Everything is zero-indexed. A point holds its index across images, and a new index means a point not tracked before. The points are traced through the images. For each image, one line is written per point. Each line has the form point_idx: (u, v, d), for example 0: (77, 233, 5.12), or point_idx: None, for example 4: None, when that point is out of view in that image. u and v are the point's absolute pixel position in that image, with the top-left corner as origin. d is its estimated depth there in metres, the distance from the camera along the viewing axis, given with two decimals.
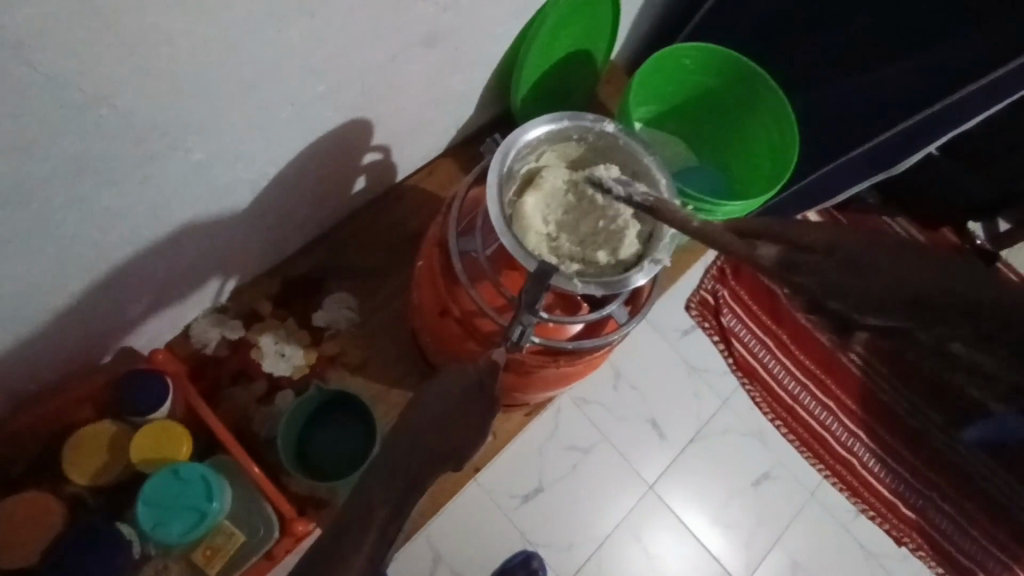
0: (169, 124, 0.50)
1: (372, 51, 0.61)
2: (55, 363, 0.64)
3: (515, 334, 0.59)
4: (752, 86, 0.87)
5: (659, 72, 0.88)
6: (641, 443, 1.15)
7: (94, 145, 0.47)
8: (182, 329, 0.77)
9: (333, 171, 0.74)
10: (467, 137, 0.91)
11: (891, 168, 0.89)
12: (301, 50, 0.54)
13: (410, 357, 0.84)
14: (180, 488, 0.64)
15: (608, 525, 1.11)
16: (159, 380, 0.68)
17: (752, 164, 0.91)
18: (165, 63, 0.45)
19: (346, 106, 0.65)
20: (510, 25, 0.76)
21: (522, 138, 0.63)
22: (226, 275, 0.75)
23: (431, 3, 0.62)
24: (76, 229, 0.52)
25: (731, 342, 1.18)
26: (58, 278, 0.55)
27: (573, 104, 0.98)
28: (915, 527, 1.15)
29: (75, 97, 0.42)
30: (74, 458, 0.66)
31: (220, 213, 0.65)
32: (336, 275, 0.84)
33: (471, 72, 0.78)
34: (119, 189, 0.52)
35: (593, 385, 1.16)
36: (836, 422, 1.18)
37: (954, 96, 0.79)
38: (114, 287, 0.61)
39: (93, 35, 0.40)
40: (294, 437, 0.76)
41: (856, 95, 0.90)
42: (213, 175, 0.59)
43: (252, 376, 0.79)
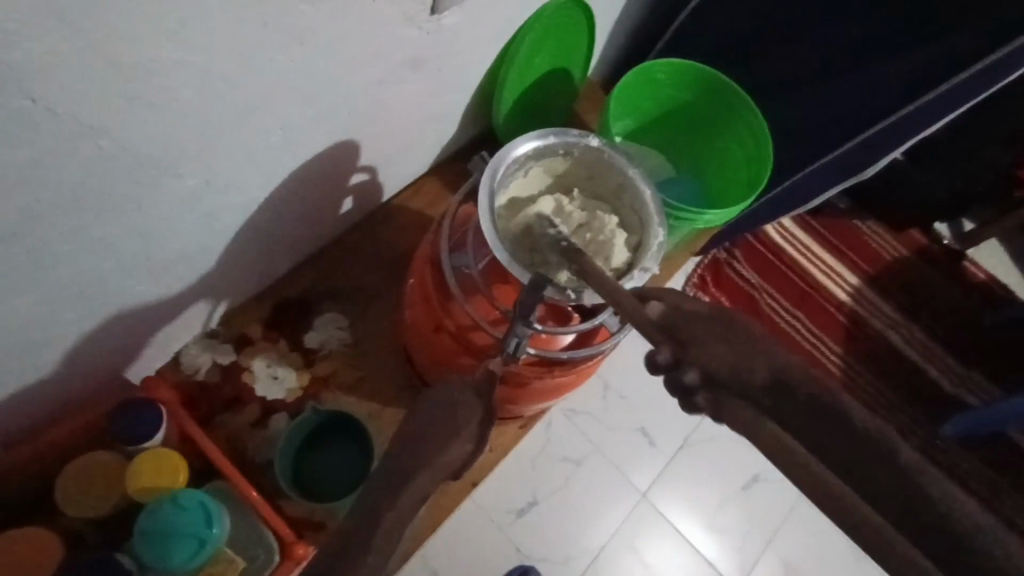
0: (163, 152, 0.51)
1: (360, 75, 0.63)
2: (45, 396, 0.64)
3: (511, 346, 0.60)
4: (725, 97, 0.90)
5: (636, 87, 0.91)
6: (632, 452, 1.16)
7: (90, 175, 0.47)
8: (173, 357, 0.76)
9: (322, 193, 0.75)
10: (451, 155, 0.93)
11: (859, 174, 0.93)
12: (291, 76, 0.55)
13: (403, 374, 0.84)
14: (178, 517, 0.63)
15: (603, 536, 1.12)
16: (153, 408, 0.67)
17: (729, 173, 0.94)
18: (160, 92, 0.46)
19: (334, 129, 0.67)
20: (491, 46, 0.78)
21: (510, 155, 0.64)
22: (216, 300, 0.76)
23: (416, 28, 0.64)
24: (69, 260, 0.52)
25: None
26: (54, 309, 0.55)
27: (553, 121, 1.01)
28: None
29: (73, 128, 0.43)
30: (70, 491, 0.65)
31: (211, 238, 0.65)
32: (326, 296, 0.85)
33: (455, 93, 0.80)
34: (113, 218, 0.52)
35: (582, 396, 1.17)
36: None
37: (913, 104, 0.83)
38: (105, 317, 0.61)
39: (92, 67, 0.41)
40: (290, 460, 0.75)
41: (824, 105, 0.94)
42: (206, 201, 0.60)
43: (244, 400, 0.79)
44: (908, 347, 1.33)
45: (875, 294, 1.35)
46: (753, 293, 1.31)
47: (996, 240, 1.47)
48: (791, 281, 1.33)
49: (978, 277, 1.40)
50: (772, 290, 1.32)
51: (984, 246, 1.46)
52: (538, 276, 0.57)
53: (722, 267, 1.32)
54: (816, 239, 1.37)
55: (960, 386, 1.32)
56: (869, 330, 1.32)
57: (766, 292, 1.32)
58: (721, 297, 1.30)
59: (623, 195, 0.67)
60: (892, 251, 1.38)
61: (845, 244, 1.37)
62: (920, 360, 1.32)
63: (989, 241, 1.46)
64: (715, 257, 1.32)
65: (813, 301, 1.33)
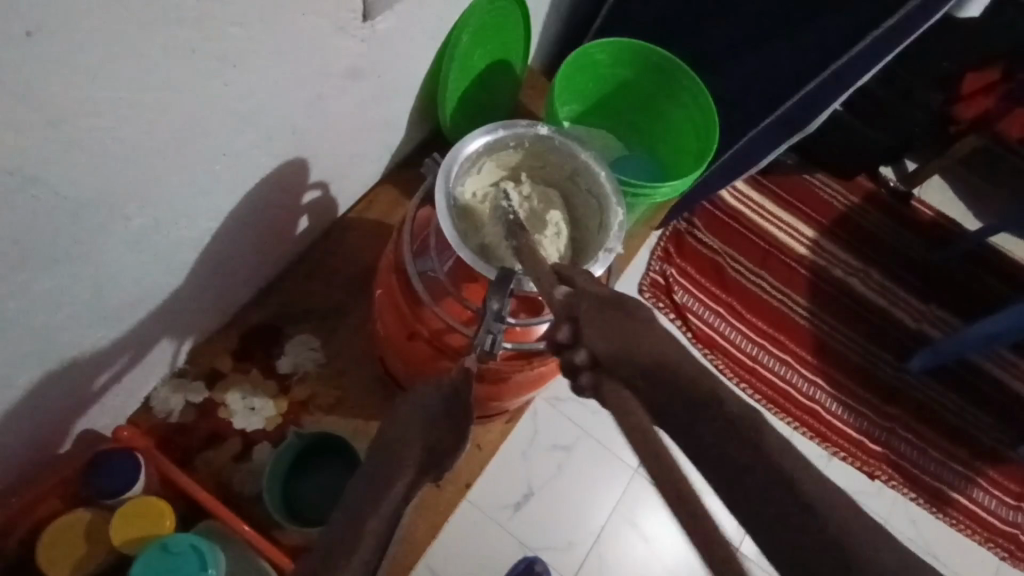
0: (103, 194, 0.49)
1: (298, 92, 0.61)
2: (14, 460, 0.61)
3: (486, 343, 0.59)
4: (665, 71, 0.90)
5: (577, 71, 0.91)
6: (619, 429, 1.18)
7: (28, 228, 0.45)
8: (143, 402, 0.74)
9: (276, 216, 0.74)
10: (402, 160, 0.92)
11: (803, 129, 0.94)
12: (228, 101, 0.54)
13: (383, 385, 0.84)
14: (169, 563, 0.61)
15: (602, 515, 1.13)
16: (129, 457, 0.66)
17: (677, 146, 0.95)
18: (92, 133, 0.44)
19: (279, 149, 0.65)
20: (429, 47, 0.78)
21: (462, 153, 0.63)
22: (181, 338, 0.74)
23: (350, 37, 0.63)
24: (18, 318, 0.50)
25: (687, 318, 1.27)
26: (8, 372, 0.53)
27: (500, 114, 1.01)
28: (883, 459, 1.25)
29: (6, 182, 0.41)
30: (51, 554, 0.63)
31: (166, 275, 0.63)
32: (294, 319, 0.83)
33: (398, 97, 0.79)
34: (57, 269, 0.50)
35: (563, 383, 1.18)
36: (794, 374, 1.29)
37: (841, 59, 0.86)
38: (66, 372, 0.59)
39: (16, 116, 0.39)
40: (279, 488, 0.74)
41: (761, 68, 0.96)
42: (154, 239, 0.58)
43: (223, 436, 0.77)
44: (869, 291, 1.37)
45: (832, 244, 1.39)
46: (718, 259, 1.33)
47: (939, 177, 1.53)
48: (752, 242, 1.36)
49: (926, 215, 1.45)
50: (735, 254, 1.35)
51: (928, 184, 1.52)
52: (504, 271, 0.57)
53: (683, 238, 1.34)
54: (771, 199, 1.40)
55: (922, 321, 1.36)
56: (831, 280, 1.36)
57: (730, 256, 1.34)
58: (687, 266, 1.31)
59: (577, 181, 0.67)
60: (842, 200, 1.42)
61: (799, 200, 1.41)
62: (883, 302, 1.36)
63: (933, 180, 1.52)
64: (675, 228, 1.34)
65: (775, 259, 1.36)
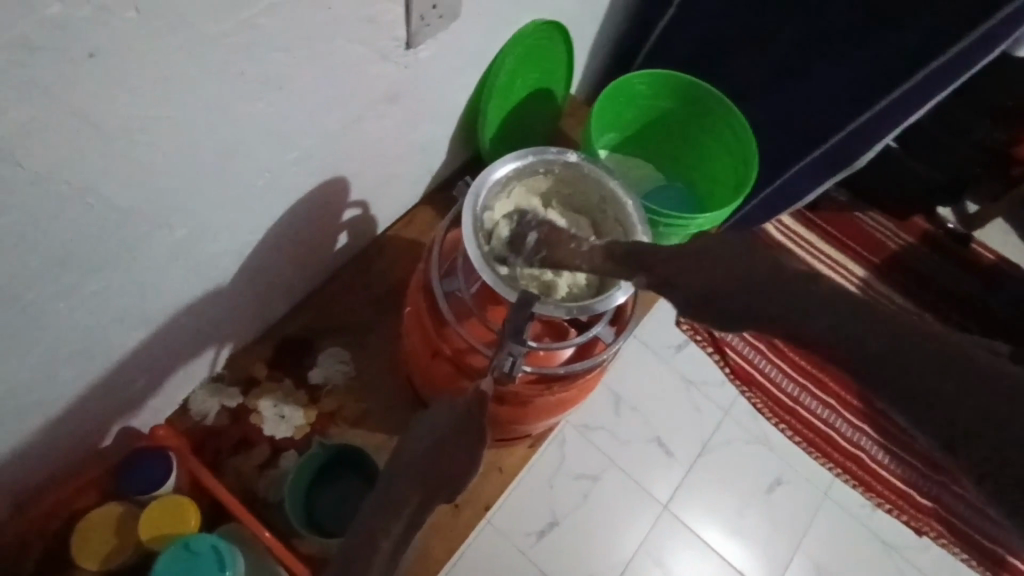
0: (150, 205, 0.52)
1: (339, 114, 0.64)
2: (57, 451, 0.65)
3: (505, 365, 0.60)
4: (705, 103, 0.90)
5: (617, 99, 0.92)
6: (649, 463, 1.15)
7: (80, 234, 0.48)
8: (180, 404, 0.77)
9: (315, 231, 0.77)
10: (440, 183, 0.94)
11: (851, 165, 0.95)
12: (271, 121, 0.57)
13: (408, 402, 0.85)
14: (192, 564, 0.63)
15: (628, 550, 1.10)
16: (162, 456, 0.69)
17: (716, 178, 0.95)
18: (143, 149, 0.48)
19: (320, 167, 0.68)
20: (469, 75, 0.80)
21: (491, 176, 0.65)
22: (218, 345, 0.77)
23: (392, 64, 0.65)
24: (68, 316, 0.53)
25: (725, 352, 1.23)
26: (55, 366, 0.56)
27: (538, 141, 1.02)
28: (932, 514, 1.19)
29: (61, 191, 0.44)
30: (83, 545, 0.66)
31: (206, 284, 0.66)
32: (327, 332, 0.86)
33: (438, 122, 0.82)
34: (105, 273, 0.53)
35: (593, 411, 1.16)
36: (837, 418, 1.23)
37: (897, 90, 0.84)
38: (107, 370, 0.62)
39: (72, 131, 0.42)
40: (300, 498, 0.75)
41: (806, 102, 0.94)
42: (198, 249, 0.61)
43: (253, 442, 0.79)
44: None
45: (884, 284, 1.33)
46: None
47: (1001, 219, 1.46)
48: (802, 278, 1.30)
49: (986, 259, 1.38)
50: None
51: (990, 226, 1.45)
52: (525, 293, 0.58)
53: None
54: (818, 235, 1.36)
55: None
56: None
57: None
58: None
59: (604, 208, 0.69)
60: (896, 240, 1.37)
61: (848, 237, 1.36)
62: None
63: (995, 222, 1.45)
64: None
65: None
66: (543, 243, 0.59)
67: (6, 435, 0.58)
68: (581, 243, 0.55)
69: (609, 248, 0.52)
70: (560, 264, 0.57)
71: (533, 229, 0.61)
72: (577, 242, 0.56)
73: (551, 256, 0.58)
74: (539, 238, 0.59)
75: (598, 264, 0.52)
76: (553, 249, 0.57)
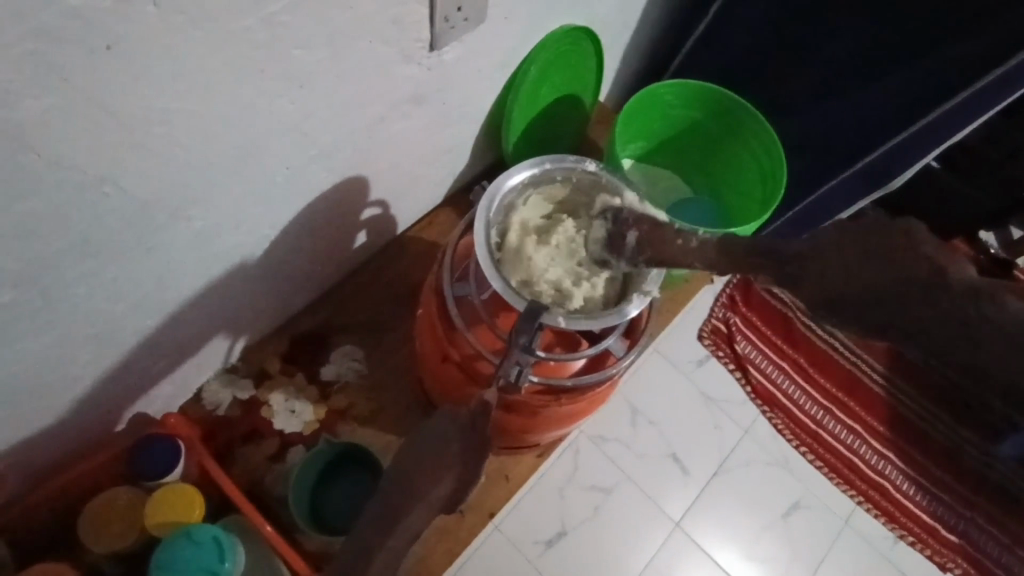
0: (168, 196, 0.53)
1: (361, 114, 0.64)
2: (72, 433, 0.66)
3: (512, 374, 0.60)
4: (735, 116, 0.88)
5: (644, 108, 0.90)
6: (664, 479, 1.12)
7: (98, 221, 0.49)
8: (195, 393, 0.78)
9: (334, 228, 0.77)
10: (463, 185, 0.94)
11: (889, 184, 0.91)
12: (292, 117, 0.57)
13: (418, 404, 0.85)
14: (195, 551, 0.64)
15: (637, 566, 1.07)
16: (171, 443, 0.69)
17: (743, 192, 0.92)
18: (163, 141, 0.48)
19: (340, 166, 0.68)
20: (495, 78, 0.79)
21: (507, 184, 0.65)
22: (235, 336, 0.77)
23: (416, 65, 0.65)
24: (85, 302, 0.54)
25: (747, 370, 1.20)
26: (71, 350, 0.57)
27: (563, 148, 1.01)
28: (957, 549, 1.15)
29: (80, 179, 0.45)
30: (91, 527, 0.67)
31: (223, 276, 0.67)
32: (342, 329, 0.86)
33: (463, 124, 0.81)
34: (123, 261, 0.54)
35: (610, 422, 1.13)
36: (862, 444, 1.19)
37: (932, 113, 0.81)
38: (123, 357, 0.63)
39: (92, 121, 0.43)
40: (305, 495, 0.76)
41: (841, 118, 0.92)
42: (215, 242, 0.61)
43: (262, 435, 0.80)
44: None
45: None
46: (787, 312, 1.27)
47: None
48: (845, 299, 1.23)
49: None
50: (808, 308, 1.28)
51: None
52: (535, 303, 0.57)
53: (751, 287, 1.28)
54: None
55: None
56: None
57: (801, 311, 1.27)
58: (752, 316, 1.25)
59: None
60: None
61: None
62: None
63: None
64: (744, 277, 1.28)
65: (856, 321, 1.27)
66: (644, 241, 0.60)
67: (23, 415, 0.59)
68: (688, 233, 0.57)
69: (719, 240, 0.52)
70: (668, 258, 0.58)
71: (631, 228, 0.62)
72: (681, 236, 0.57)
73: (656, 253, 0.59)
74: (641, 236, 0.61)
75: (710, 258, 0.52)
76: (658, 246, 0.59)
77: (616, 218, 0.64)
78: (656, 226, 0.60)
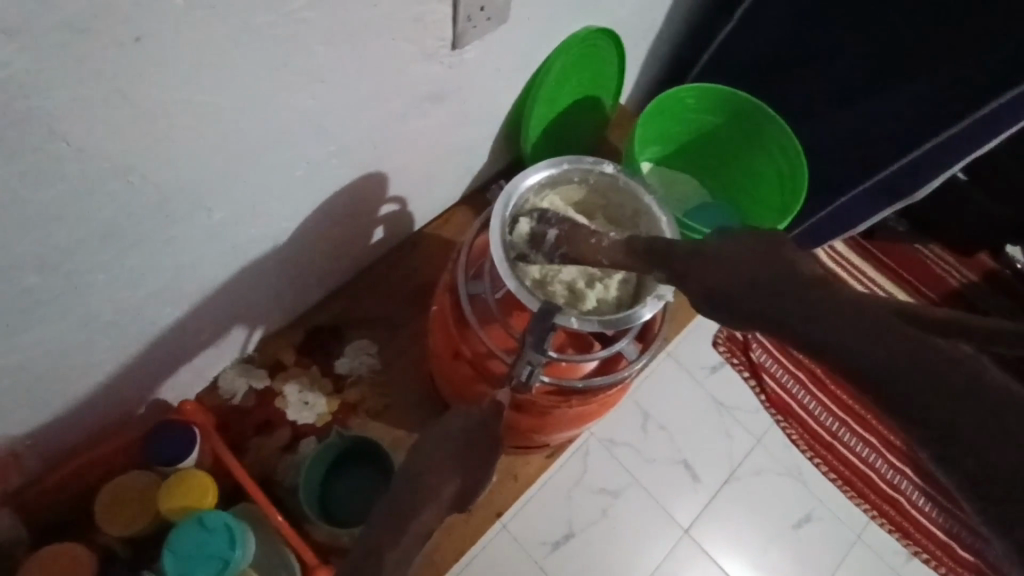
0: (189, 187, 0.54)
1: (381, 111, 0.65)
2: (90, 417, 0.68)
3: (523, 373, 0.60)
4: (757, 121, 0.88)
5: (665, 112, 0.90)
6: (673, 485, 1.11)
7: (120, 210, 0.50)
8: (211, 381, 0.80)
9: (351, 223, 0.77)
10: (481, 184, 0.94)
11: (907, 198, 0.91)
12: (313, 113, 0.58)
13: (429, 401, 0.86)
14: (205, 537, 0.65)
15: (643, 572, 1.07)
16: (186, 431, 0.71)
17: (762, 199, 0.92)
18: (187, 133, 0.49)
19: (358, 162, 0.69)
20: (516, 78, 0.79)
21: (524, 183, 0.65)
22: (250, 327, 0.78)
23: (437, 64, 0.66)
24: (105, 289, 0.55)
25: (762, 378, 1.19)
26: (90, 336, 0.58)
27: (582, 150, 1.01)
28: (972, 568, 1.13)
29: (104, 168, 0.46)
30: (107, 510, 0.69)
31: (241, 266, 0.67)
32: (356, 324, 0.87)
33: (482, 124, 0.82)
34: (144, 250, 0.55)
35: (619, 425, 1.12)
36: (879, 459, 1.17)
37: (958, 123, 0.80)
38: (140, 345, 0.64)
39: (118, 112, 0.44)
40: (316, 487, 0.76)
41: (866, 126, 0.90)
42: (234, 233, 0.62)
43: (275, 425, 0.81)
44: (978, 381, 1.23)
45: None
46: None
47: None
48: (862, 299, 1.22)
49: None
50: None
51: None
52: (548, 303, 0.57)
53: None
54: (874, 264, 1.30)
55: None
56: None
57: None
58: None
59: (638, 221, 0.68)
60: (958, 276, 1.30)
61: (905, 269, 1.30)
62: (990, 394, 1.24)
63: None
64: None
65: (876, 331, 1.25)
66: (563, 240, 0.60)
67: (43, 397, 0.60)
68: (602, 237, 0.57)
69: (630, 243, 0.52)
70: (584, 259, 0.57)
71: (553, 226, 0.61)
72: (597, 236, 0.57)
73: (572, 252, 0.59)
74: (561, 234, 0.60)
75: (619, 259, 0.53)
76: (575, 244, 0.58)
77: (539, 216, 0.62)
78: (576, 225, 0.60)
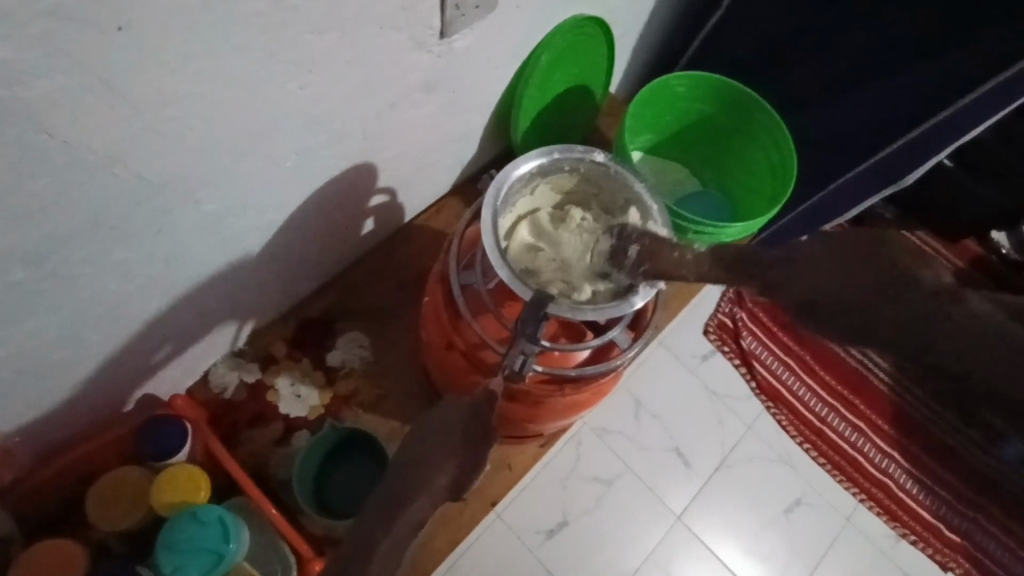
0: (176, 179, 0.53)
1: (371, 100, 0.64)
2: (80, 412, 0.67)
3: (516, 363, 0.60)
4: (747, 109, 0.88)
5: (655, 101, 0.90)
6: (666, 472, 1.12)
7: (107, 202, 0.49)
8: (201, 375, 0.79)
9: (343, 215, 0.77)
10: (470, 175, 0.94)
11: (899, 182, 0.90)
12: (303, 103, 0.57)
13: (422, 392, 0.86)
14: (198, 530, 0.65)
15: (636, 559, 1.08)
16: (178, 424, 0.70)
17: (752, 187, 0.92)
18: (175, 124, 0.49)
19: (349, 153, 0.68)
20: (506, 67, 0.79)
21: (515, 172, 0.65)
22: (242, 320, 0.78)
23: (427, 52, 0.65)
24: (93, 283, 0.54)
25: (753, 366, 1.20)
26: (80, 330, 0.58)
27: (572, 139, 1.01)
28: (960, 550, 1.15)
29: (89, 158, 0.45)
30: (99, 504, 0.68)
31: (231, 258, 0.67)
32: (349, 316, 0.87)
33: (472, 113, 0.81)
34: (132, 242, 0.54)
35: (613, 414, 1.13)
36: (868, 444, 1.19)
37: (945, 111, 0.80)
38: (131, 338, 0.64)
39: (103, 102, 0.43)
40: (310, 478, 0.76)
41: (856, 112, 0.90)
42: (224, 224, 0.62)
43: (268, 418, 0.81)
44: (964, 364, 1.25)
45: None
46: None
47: None
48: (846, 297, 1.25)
49: None
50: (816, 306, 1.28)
51: None
52: (541, 293, 0.57)
53: None
54: None
55: None
56: None
57: None
58: (759, 313, 1.25)
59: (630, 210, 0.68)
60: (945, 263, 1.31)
61: None
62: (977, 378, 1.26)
63: None
64: None
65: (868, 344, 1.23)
66: (644, 256, 0.60)
67: (32, 392, 0.60)
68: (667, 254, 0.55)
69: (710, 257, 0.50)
70: (667, 275, 0.56)
71: (634, 243, 0.62)
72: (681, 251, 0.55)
73: (654, 267, 0.58)
74: (642, 250, 0.60)
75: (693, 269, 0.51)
76: (656, 259, 0.58)
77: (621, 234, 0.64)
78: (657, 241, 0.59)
